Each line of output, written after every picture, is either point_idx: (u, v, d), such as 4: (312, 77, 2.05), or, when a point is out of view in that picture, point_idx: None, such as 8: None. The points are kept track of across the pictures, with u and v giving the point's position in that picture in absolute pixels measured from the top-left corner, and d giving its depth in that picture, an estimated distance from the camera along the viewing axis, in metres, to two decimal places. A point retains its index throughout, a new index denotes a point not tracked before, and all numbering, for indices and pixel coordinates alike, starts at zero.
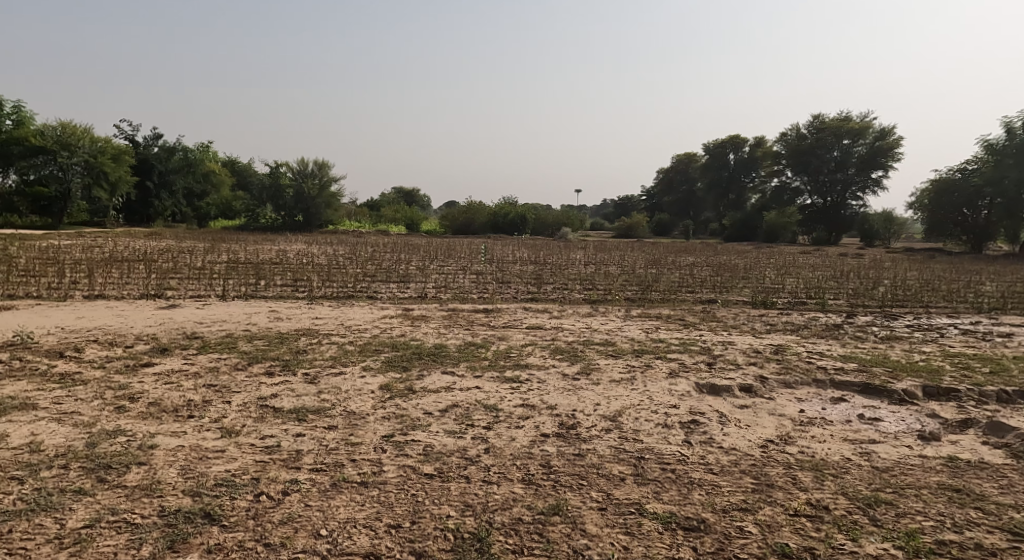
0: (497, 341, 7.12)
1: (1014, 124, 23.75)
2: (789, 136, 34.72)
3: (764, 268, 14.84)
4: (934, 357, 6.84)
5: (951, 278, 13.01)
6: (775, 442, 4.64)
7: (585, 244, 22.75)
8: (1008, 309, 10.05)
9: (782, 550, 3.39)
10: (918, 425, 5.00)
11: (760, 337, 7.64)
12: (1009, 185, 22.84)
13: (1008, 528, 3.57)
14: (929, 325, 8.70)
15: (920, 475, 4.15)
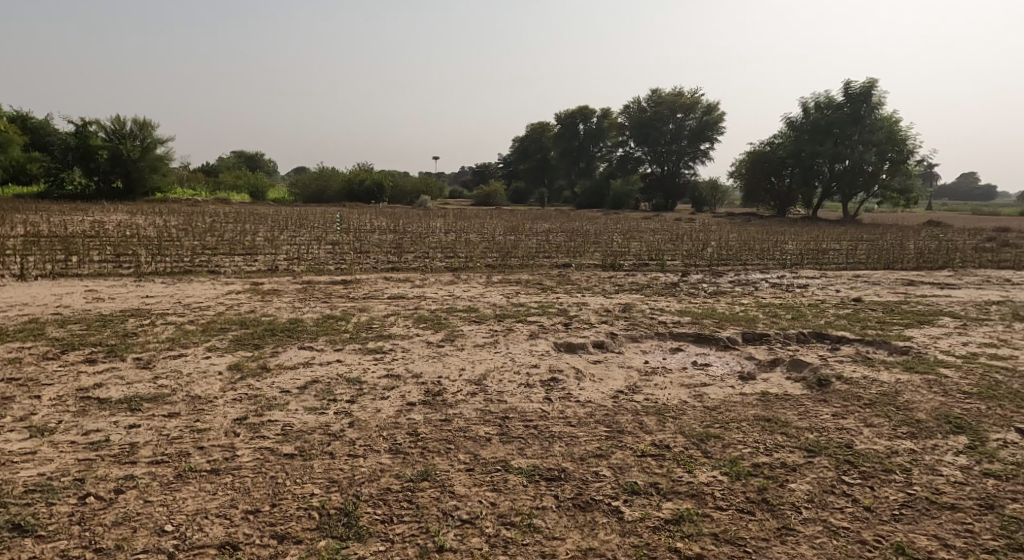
0: (357, 312, 6.92)
1: (809, 104, 27.45)
2: (631, 108, 36.82)
3: (612, 232, 15.83)
4: (751, 307, 7.83)
5: (763, 239, 14.83)
6: (625, 392, 5.06)
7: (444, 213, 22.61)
8: (805, 264, 11.75)
9: (632, 488, 3.72)
10: (739, 368, 5.72)
11: (610, 297, 8.21)
12: (805, 157, 26.36)
13: (806, 446, 4.24)
14: (747, 280, 9.89)
15: (741, 410, 4.77)
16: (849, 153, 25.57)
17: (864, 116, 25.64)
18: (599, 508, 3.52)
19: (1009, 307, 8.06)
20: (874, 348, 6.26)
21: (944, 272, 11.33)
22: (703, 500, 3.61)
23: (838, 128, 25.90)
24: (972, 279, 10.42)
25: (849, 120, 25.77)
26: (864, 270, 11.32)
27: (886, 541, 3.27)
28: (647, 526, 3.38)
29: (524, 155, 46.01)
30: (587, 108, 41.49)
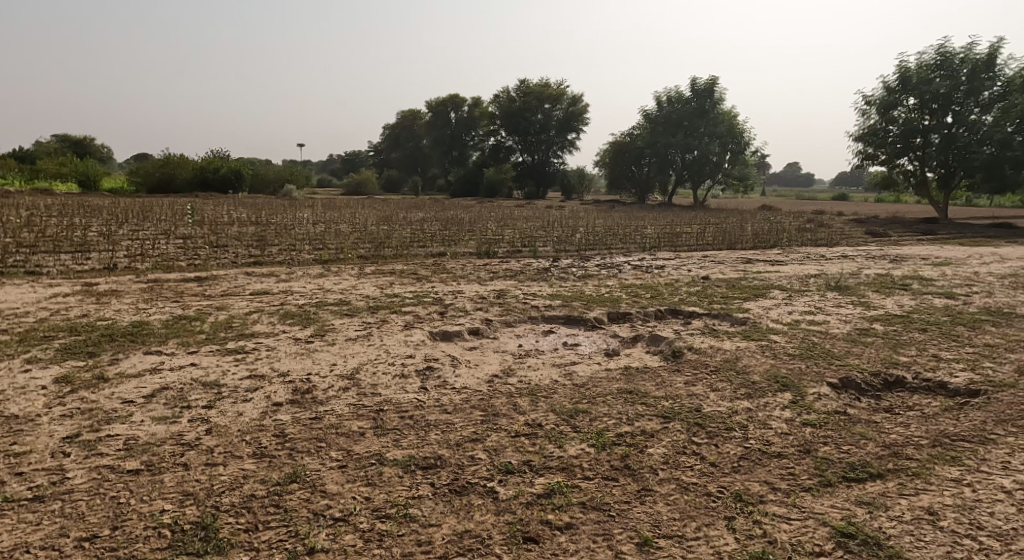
0: (214, 311, 6.49)
1: (661, 97, 29.51)
2: (501, 98, 37.29)
3: (486, 220, 16.03)
4: (615, 289, 8.33)
5: (626, 224, 15.74)
6: (499, 375, 5.22)
7: (312, 203, 21.60)
8: (661, 247, 12.66)
9: (505, 468, 3.86)
10: (604, 345, 6.10)
11: (484, 284, 8.35)
12: (659, 148, 28.08)
13: (663, 413, 4.63)
14: (612, 263, 10.48)
15: (606, 385, 5.10)
16: (697, 144, 27.55)
17: (709, 111, 28.06)
18: (474, 491, 3.62)
19: (826, 279, 9.24)
20: (719, 321, 6.92)
21: (777, 250, 12.72)
22: (572, 473, 3.83)
23: (687, 121, 28.09)
24: (798, 256, 11.79)
25: (695, 113, 28.07)
26: (711, 251, 12.41)
27: (727, 491, 3.66)
28: (520, 503, 3.53)
29: (395, 143, 45.03)
30: (458, 96, 41.38)
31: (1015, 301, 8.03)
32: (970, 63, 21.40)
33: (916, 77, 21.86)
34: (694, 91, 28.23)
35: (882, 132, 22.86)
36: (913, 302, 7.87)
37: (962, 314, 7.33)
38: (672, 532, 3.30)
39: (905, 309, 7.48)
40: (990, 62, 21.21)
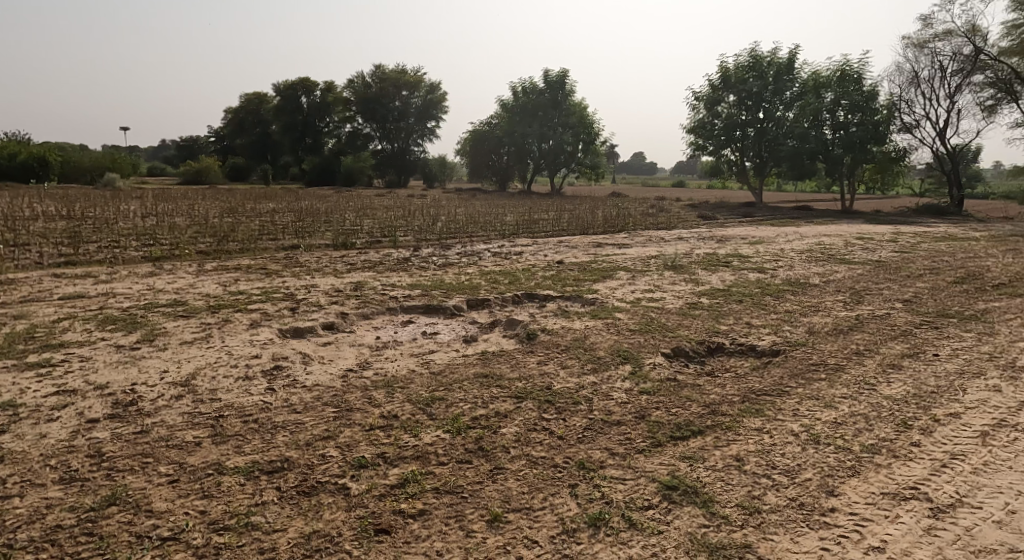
0: (14, 321, 5.66)
1: (516, 88, 30.27)
2: (355, 83, 35.98)
3: (343, 211, 15.45)
4: (475, 276, 8.42)
5: (487, 212, 15.94)
6: (353, 369, 5.09)
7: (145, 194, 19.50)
8: (519, 233, 13.01)
9: (358, 463, 3.78)
10: (463, 332, 6.16)
11: (340, 277, 8.06)
12: (518, 137, 28.86)
13: (518, 394, 4.77)
14: (472, 251, 10.58)
15: (462, 370, 5.17)
16: (553, 133, 28.82)
17: (561, 101, 29.20)
18: (324, 490, 3.52)
19: (664, 260, 10.03)
20: (571, 302, 7.26)
21: (624, 234, 13.57)
22: (427, 460, 3.84)
23: (541, 112, 29.03)
24: (641, 238, 12.68)
25: (549, 104, 29.10)
26: (564, 236, 12.96)
27: (571, 461, 3.92)
28: (372, 496, 3.47)
29: (240, 129, 41.88)
30: (308, 80, 39.11)
31: (813, 273, 9.27)
32: (775, 65, 24.25)
33: (734, 77, 24.44)
34: (546, 81, 29.12)
35: (710, 125, 25.15)
36: (734, 277, 8.80)
37: (771, 285, 8.34)
38: (521, 506, 3.44)
39: (726, 283, 8.35)
40: (789, 65, 24.30)
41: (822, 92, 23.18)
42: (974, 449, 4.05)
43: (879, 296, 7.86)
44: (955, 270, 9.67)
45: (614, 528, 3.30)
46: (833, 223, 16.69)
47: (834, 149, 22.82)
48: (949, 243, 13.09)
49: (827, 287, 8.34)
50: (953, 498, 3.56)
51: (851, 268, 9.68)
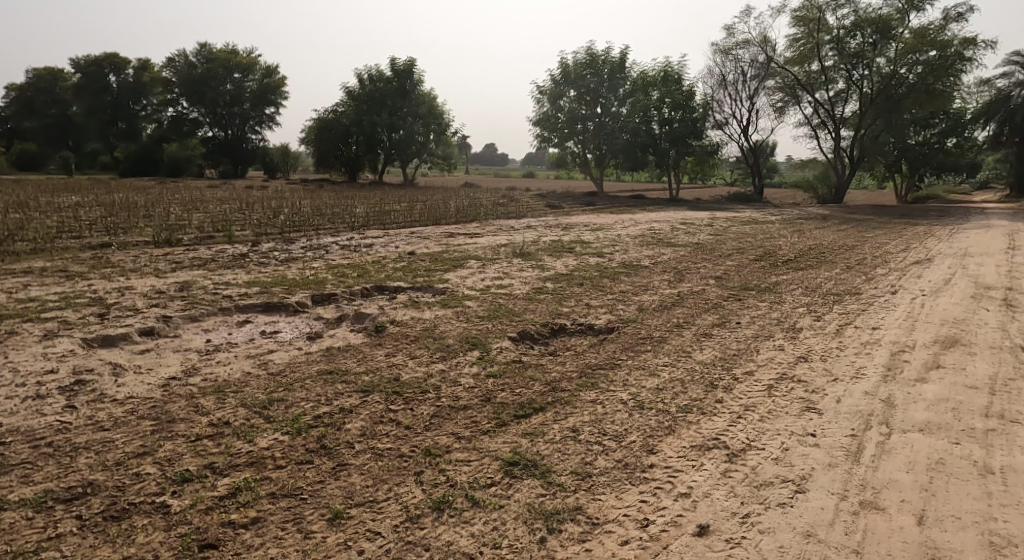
0: None
1: (362, 75, 29.47)
2: (177, 63, 32.87)
3: (169, 204, 14.11)
4: (320, 270, 8.12)
5: (334, 204, 15.37)
6: (177, 377, 4.72)
7: None
8: (369, 225, 12.72)
9: (181, 477, 3.54)
10: (307, 329, 5.94)
11: (163, 277, 7.38)
12: (366, 126, 28.01)
13: (363, 388, 4.71)
14: (318, 245, 10.17)
15: (304, 369, 4.99)
16: (402, 124, 28.29)
17: (409, 91, 29.03)
18: (138, 511, 3.27)
19: (513, 247, 10.36)
20: (421, 293, 7.25)
21: (475, 224, 13.79)
22: (262, 465, 3.70)
23: (389, 101, 28.54)
24: (491, 227, 12.97)
25: (397, 93, 28.71)
26: (416, 227, 12.90)
27: (417, 449, 3.98)
28: (197, 511, 3.29)
29: (33, 111, 36.52)
30: (117, 55, 35.17)
31: (644, 256, 10.09)
32: (608, 63, 25.72)
33: (573, 73, 25.58)
34: (393, 70, 28.77)
35: (553, 118, 26.20)
36: (576, 262, 9.33)
37: (608, 268, 8.95)
38: (363, 500, 3.46)
39: (569, 268, 8.84)
40: (622, 64, 25.96)
41: (650, 91, 25.41)
42: (762, 400, 4.72)
43: (698, 275, 8.76)
44: (758, 250, 11.03)
45: (457, 508, 3.45)
46: (663, 211, 18.21)
47: (662, 143, 25.19)
48: (755, 226, 14.89)
49: (655, 268, 9.13)
50: (744, 443, 4.14)
51: (676, 251, 10.68)
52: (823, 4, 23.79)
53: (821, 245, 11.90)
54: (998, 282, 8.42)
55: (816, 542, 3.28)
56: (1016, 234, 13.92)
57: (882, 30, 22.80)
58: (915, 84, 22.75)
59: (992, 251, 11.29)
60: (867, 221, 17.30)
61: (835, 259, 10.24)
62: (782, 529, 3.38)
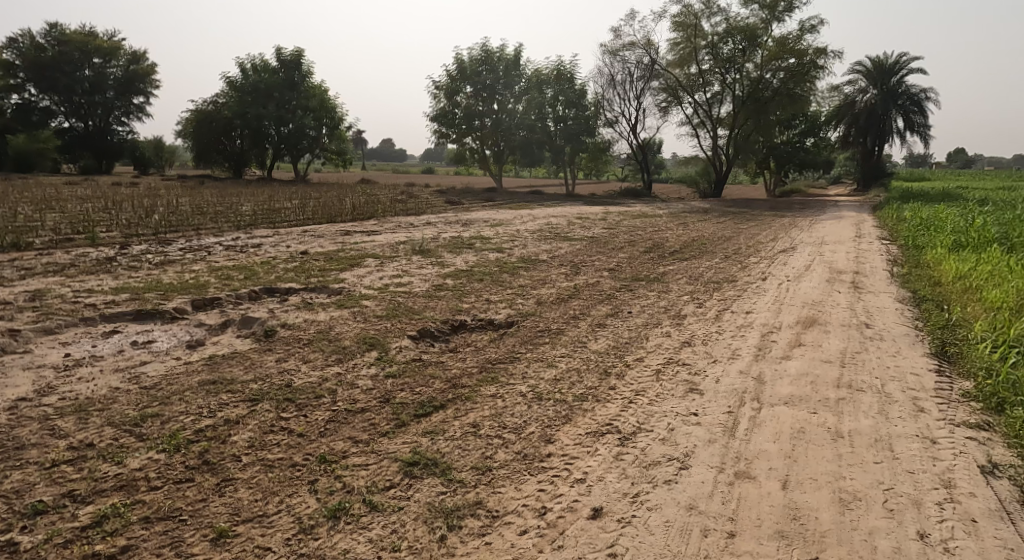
0: None
1: (245, 65, 27.91)
2: (22, 44, 29.44)
3: (18, 203, 12.68)
4: (201, 273, 7.62)
5: (217, 201, 14.46)
6: (30, 398, 4.27)
7: None
8: (257, 224, 12.09)
9: (35, 510, 3.24)
10: (186, 337, 5.55)
11: (12, 286, 6.63)
12: (251, 120, 26.46)
13: (250, 397, 4.47)
14: (199, 246, 9.54)
15: (183, 380, 4.66)
16: (291, 117, 27.05)
17: (298, 84, 27.77)
18: None
19: (412, 245, 10.22)
20: (315, 293, 6.99)
21: (371, 221, 13.49)
22: (133, 488, 3.45)
23: (277, 93, 27.23)
24: (389, 225, 12.73)
25: (285, 85, 27.45)
26: (309, 225, 12.41)
27: (311, 457, 3.86)
28: (54, 546, 3.04)
29: None
30: None
31: (541, 250, 10.28)
32: (504, 60, 25.82)
33: (469, 69, 25.31)
34: (279, 60, 27.48)
35: (451, 114, 25.82)
36: (475, 258, 9.35)
37: (507, 263, 9.06)
38: (251, 515, 3.33)
39: (468, 265, 8.84)
40: (516, 61, 26.22)
41: (544, 89, 26.00)
42: (650, 384, 4.96)
43: (592, 267, 9.04)
44: (647, 242, 11.57)
45: (353, 515, 3.40)
46: (559, 206, 18.65)
47: (557, 140, 25.97)
48: (644, 220, 15.60)
49: (552, 262, 9.33)
50: (634, 426, 4.34)
51: (572, 244, 10.97)
52: (699, 11, 25.20)
53: (703, 236, 12.66)
54: (850, 267, 9.35)
55: (696, 514, 3.51)
56: (865, 223, 15.53)
57: (750, 38, 24.45)
58: (779, 88, 24.84)
59: (846, 239, 12.52)
60: (742, 213, 18.63)
61: (715, 250, 10.93)
62: (667, 505, 3.58)
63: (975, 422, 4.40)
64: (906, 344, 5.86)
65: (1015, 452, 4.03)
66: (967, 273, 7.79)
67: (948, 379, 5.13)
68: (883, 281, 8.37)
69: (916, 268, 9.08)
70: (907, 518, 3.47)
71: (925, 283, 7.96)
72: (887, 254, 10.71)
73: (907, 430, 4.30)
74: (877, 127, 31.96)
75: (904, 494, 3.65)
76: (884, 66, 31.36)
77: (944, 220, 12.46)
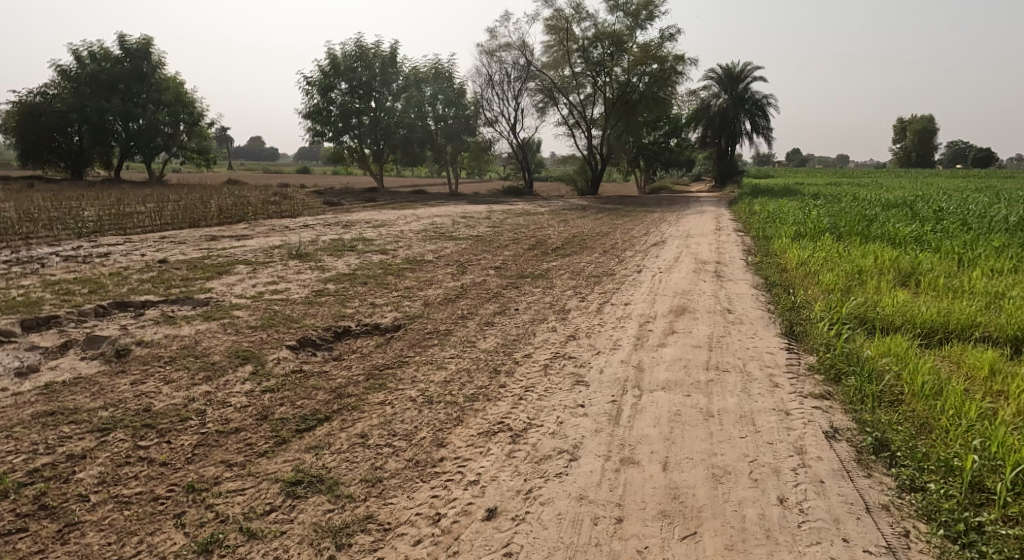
0: None
1: (81, 52, 25.04)
2: None
3: None
4: (34, 289, 6.71)
5: (53, 207, 12.86)
6: None
7: None
8: (104, 232, 10.87)
9: None
10: (15, 363, 4.83)
11: None
12: (91, 114, 23.87)
13: (99, 426, 3.97)
14: (30, 257, 8.41)
15: (12, 415, 4.06)
16: (141, 112, 24.80)
17: (147, 75, 25.36)
18: None
19: (288, 249, 9.64)
20: (177, 306, 6.38)
21: (241, 225, 12.61)
22: None
23: (122, 85, 24.74)
24: (261, 228, 11.96)
25: (132, 76, 24.96)
26: (169, 231, 11.35)
27: (177, 487, 3.50)
28: None
29: None
30: None
31: (427, 251, 10.08)
32: (379, 57, 25.17)
33: (342, 64, 24.51)
34: (123, 49, 24.92)
35: (325, 111, 24.94)
36: (357, 261, 8.99)
37: (392, 265, 8.80)
38: None
39: (351, 268, 8.47)
40: (392, 59, 25.61)
41: (423, 86, 25.59)
42: (539, 380, 4.99)
43: (478, 266, 9.00)
44: (529, 239, 11.75)
45: (228, 547, 3.13)
46: (442, 206, 18.51)
47: (438, 139, 25.81)
48: (527, 218, 15.83)
49: (438, 262, 9.18)
50: (525, 423, 4.33)
51: (457, 244, 10.89)
52: (569, 15, 25.96)
53: (583, 233, 13.06)
54: (712, 258, 10.04)
55: (586, 504, 3.56)
56: (724, 217, 16.79)
57: (616, 43, 25.57)
58: (645, 91, 26.27)
59: (709, 232, 13.45)
60: (617, 210, 19.51)
61: (594, 245, 11.31)
62: (559, 498, 3.60)
63: (820, 392, 4.83)
64: (761, 326, 6.36)
65: (852, 416, 4.46)
66: (808, 261, 8.64)
67: (795, 355, 5.61)
68: (740, 270, 9.05)
69: (767, 256, 9.92)
70: (769, 486, 3.72)
71: (774, 269, 8.72)
72: (742, 244, 11.63)
73: (766, 405, 4.64)
74: (730, 129, 34.62)
75: (766, 464, 3.92)
76: (733, 72, 33.81)
77: (786, 213, 13.76)
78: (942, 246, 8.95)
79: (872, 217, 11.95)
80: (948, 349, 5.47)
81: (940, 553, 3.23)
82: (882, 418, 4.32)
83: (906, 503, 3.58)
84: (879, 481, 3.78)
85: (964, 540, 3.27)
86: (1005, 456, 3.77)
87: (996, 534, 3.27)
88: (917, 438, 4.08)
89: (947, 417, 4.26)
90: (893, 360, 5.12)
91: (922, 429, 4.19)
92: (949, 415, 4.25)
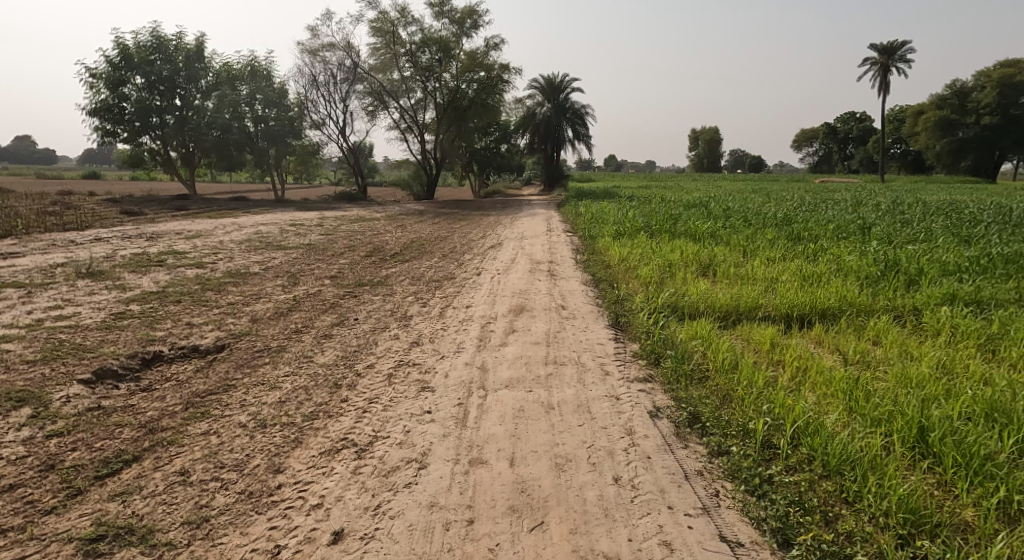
0: None
1: None
2: None
3: None
4: None
5: None
6: None
7: None
8: None
9: None
10: None
11: None
12: None
13: None
14: None
15: None
16: None
17: None
18: None
19: (75, 267, 8.30)
20: None
21: (10, 240, 10.64)
22: None
23: None
24: (39, 243, 10.19)
25: None
26: None
27: None
28: None
29: None
30: None
31: (251, 262, 9.29)
32: (183, 51, 22.73)
33: (136, 56, 21.59)
34: None
35: (117, 108, 21.70)
36: (168, 277, 8.01)
37: (210, 280, 7.96)
38: None
39: (160, 285, 7.52)
40: (199, 52, 23.28)
41: (237, 85, 23.91)
42: (382, 390, 4.77)
43: (311, 276, 8.46)
44: (365, 246, 11.33)
45: None
46: (266, 213, 17.26)
47: (258, 142, 24.21)
48: (361, 224, 15.29)
49: (265, 274, 8.48)
50: (370, 436, 4.10)
51: (286, 254, 10.16)
52: (394, 19, 25.60)
53: (420, 237, 12.90)
54: (545, 258, 10.38)
55: (437, 511, 3.44)
56: (553, 219, 17.58)
57: (444, 49, 25.68)
58: (473, 98, 26.70)
59: (541, 233, 13.98)
60: (453, 213, 19.68)
61: (432, 249, 11.20)
62: (409, 509, 3.44)
63: (643, 376, 5.16)
64: (592, 319, 6.68)
65: (670, 395, 4.82)
66: (627, 257, 9.29)
67: (621, 344, 5.95)
68: (571, 268, 9.49)
69: (593, 253, 10.52)
70: (605, 467, 3.87)
71: (600, 266, 9.25)
72: (571, 244, 12.20)
73: (599, 392, 4.85)
74: (554, 135, 36.44)
75: (602, 448, 4.08)
76: (554, 82, 35.41)
77: (608, 214, 14.73)
78: (733, 240, 10.12)
79: (678, 216, 13.18)
80: (740, 329, 6.13)
81: (743, 506, 3.56)
82: (693, 393, 4.71)
83: (715, 466, 3.93)
84: (694, 450, 4.10)
85: (759, 492, 3.63)
86: (786, 415, 4.26)
87: (782, 482, 3.68)
88: (721, 408, 4.50)
89: (743, 387, 4.74)
90: (699, 342, 5.62)
91: (724, 400, 4.63)
92: (743, 385, 4.73)
